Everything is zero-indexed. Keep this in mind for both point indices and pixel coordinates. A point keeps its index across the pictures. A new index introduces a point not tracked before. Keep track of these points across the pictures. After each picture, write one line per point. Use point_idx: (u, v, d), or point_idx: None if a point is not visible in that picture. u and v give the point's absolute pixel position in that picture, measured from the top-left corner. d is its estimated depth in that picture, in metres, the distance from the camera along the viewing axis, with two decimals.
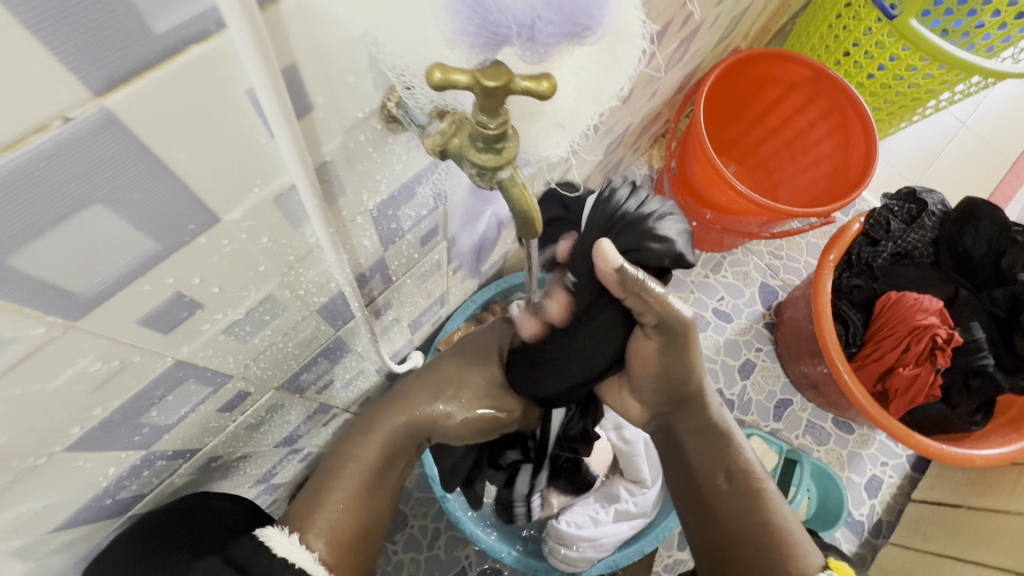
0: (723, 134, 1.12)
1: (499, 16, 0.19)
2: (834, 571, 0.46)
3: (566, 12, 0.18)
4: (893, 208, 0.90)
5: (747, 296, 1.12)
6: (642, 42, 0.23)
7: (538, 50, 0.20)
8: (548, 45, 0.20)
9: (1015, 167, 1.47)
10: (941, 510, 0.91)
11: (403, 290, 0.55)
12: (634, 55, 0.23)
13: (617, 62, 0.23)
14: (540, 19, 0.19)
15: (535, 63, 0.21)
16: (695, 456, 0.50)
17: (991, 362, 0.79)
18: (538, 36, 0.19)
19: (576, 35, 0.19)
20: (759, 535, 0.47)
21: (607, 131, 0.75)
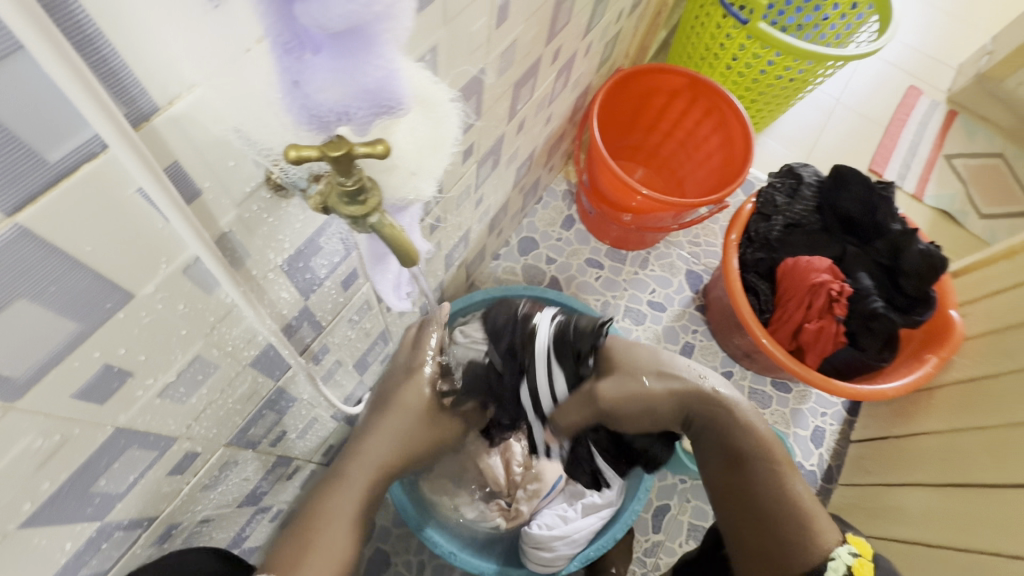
0: (625, 143, 1.23)
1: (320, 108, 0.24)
2: (851, 544, 0.57)
3: (370, 100, 0.24)
4: (776, 185, 1.00)
5: (675, 284, 1.21)
6: (451, 106, 0.31)
7: (360, 121, 0.25)
8: (366, 119, 0.25)
9: (889, 132, 1.66)
10: (874, 445, 1.00)
11: (336, 333, 0.59)
12: (451, 117, 0.31)
13: (439, 121, 0.30)
14: (349, 106, 0.24)
15: (365, 130, 0.26)
16: (716, 429, 0.62)
17: (880, 304, 0.89)
18: (354, 114, 0.25)
19: (386, 108, 0.25)
20: (783, 501, 0.59)
21: (510, 158, 0.82)
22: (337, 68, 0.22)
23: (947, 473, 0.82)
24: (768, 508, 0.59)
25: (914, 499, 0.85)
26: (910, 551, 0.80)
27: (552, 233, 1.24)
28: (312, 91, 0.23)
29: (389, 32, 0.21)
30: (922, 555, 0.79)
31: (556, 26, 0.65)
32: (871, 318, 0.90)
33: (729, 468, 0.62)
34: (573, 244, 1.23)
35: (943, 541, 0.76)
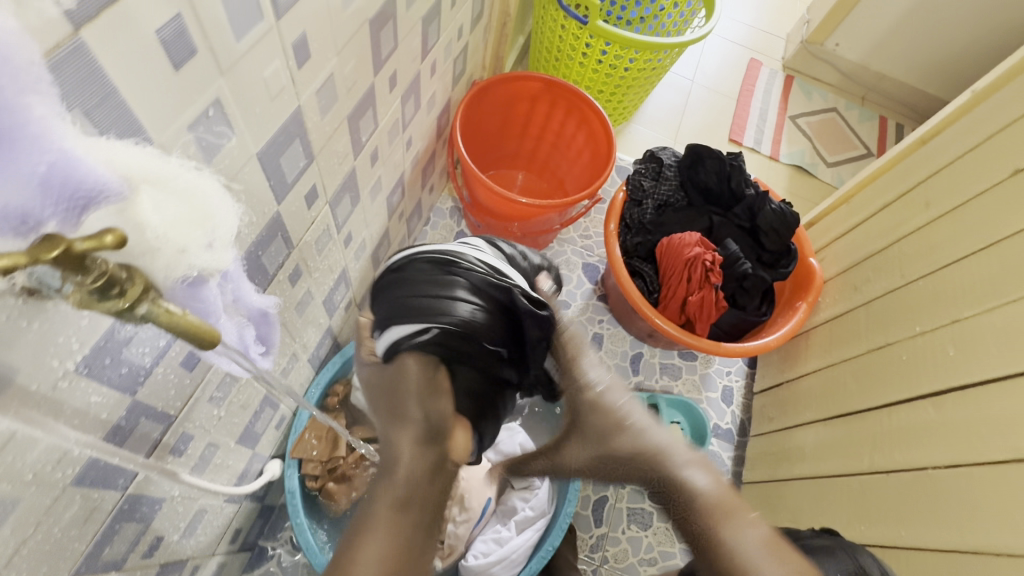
0: (501, 152, 1.25)
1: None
2: None
3: (57, 193, 0.22)
4: (642, 171, 1.05)
5: (574, 279, 1.24)
6: (192, 176, 0.28)
7: (63, 215, 0.23)
8: (70, 211, 0.23)
9: (740, 103, 1.82)
10: (772, 392, 1.08)
11: (197, 416, 0.54)
12: (197, 183, 0.28)
13: (187, 196, 0.28)
14: (31, 203, 0.22)
15: (78, 226, 0.24)
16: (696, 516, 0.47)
17: (747, 265, 0.98)
18: (47, 212, 0.22)
19: (89, 200, 0.23)
20: None
21: (372, 189, 0.80)
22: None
23: (831, 407, 0.90)
24: None
25: (808, 435, 0.93)
26: (812, 485, 0.87)
27: None
28: None
29: (35, 117, 0.20)
30: (820, 487, 0.85)
31: (382, 54, 0.64)
32: (743, 279, 0.98)
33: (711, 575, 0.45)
34: None
35: (836, 469, 0.83)
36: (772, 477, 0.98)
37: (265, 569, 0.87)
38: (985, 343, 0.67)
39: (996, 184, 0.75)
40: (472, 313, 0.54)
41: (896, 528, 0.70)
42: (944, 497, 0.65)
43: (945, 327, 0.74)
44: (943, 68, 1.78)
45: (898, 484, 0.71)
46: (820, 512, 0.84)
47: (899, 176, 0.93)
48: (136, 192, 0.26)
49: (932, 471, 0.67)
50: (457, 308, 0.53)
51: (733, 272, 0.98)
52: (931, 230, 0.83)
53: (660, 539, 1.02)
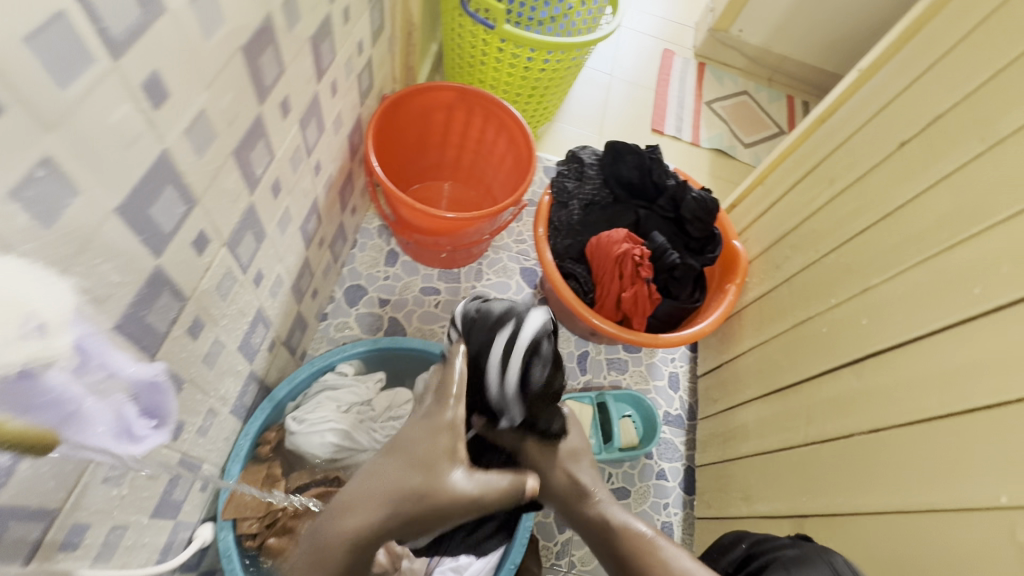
0: (423, 164, 1.21)
1: None
2: None
3: None
4: (564, 172, 1.05)
5: (513, 286, 1.23)
6: None
7: None
8: None
9: (658, 93, 1.86)
10: (714, 374, 1.11)
11: (90, 503, 0.48)
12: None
13: None
14: None
15: None
16: None
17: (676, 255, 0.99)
18: None
19: None
20: None
21: (281, 221, 0.75)
22: None
23: (767, 383, 0.93)
24: None
25: (749, 414, 0.95)
26: (757, 462, 0.90)
27: (377, 273, 1.18)
28: None
29: None
30: (764, 463, 0.88)
31: (265, 81, 0.59)
32: (673, 269, 1.00)
33: None
34: (403, 278, 1.19)
35: (776, 444, 0.87)
36: (721, 458, 1.00)
37: None
38: (891, 311, 0.71)
39: (887, 158, 0.79)
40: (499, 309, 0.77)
41: (830, 495, 0.73)
42: (869, 461, 0.68)
43: (856, 297, 0.77)
44: (838, 46, 1.90)
45: (830, 452, 0.75)
46: (765, 487, 0.86)
47: (803, 156, 0.98)
48: None
49: (857, 437, 0.71)
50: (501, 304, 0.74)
51: (662, 264, 1.00)
52: (835, 205, 0.87)
53: None
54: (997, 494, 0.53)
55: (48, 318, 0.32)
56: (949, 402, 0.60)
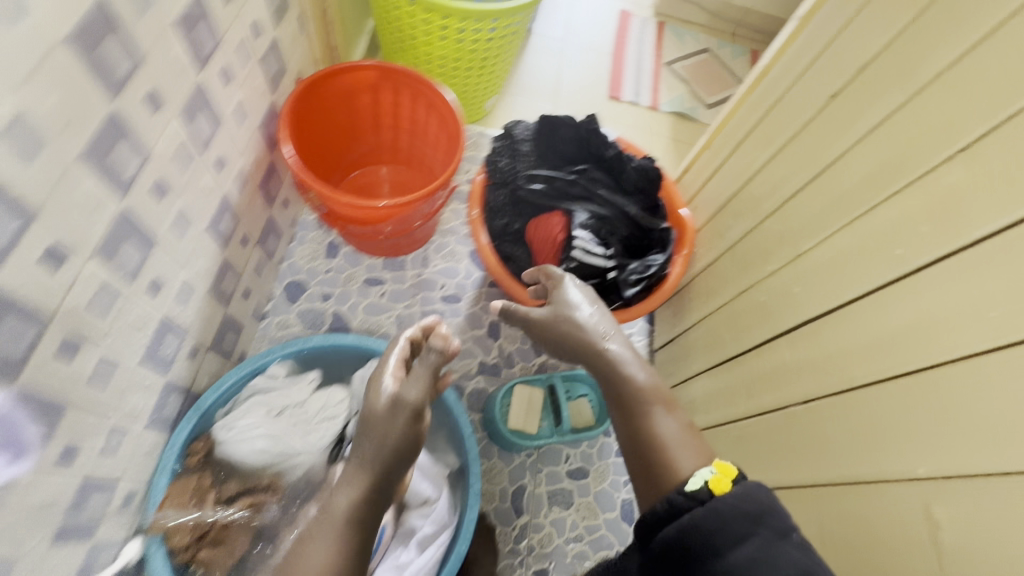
0: (358, 149, 1.16)
1: None
2: (717, 470, 0.53)
3: None
4: (498, 149, 0.99)
5: (463, 270, 1.19)
6: None
7: None
8: None
9: (614, 57, 1.78)
10: (666, 349, 1.08)
11: None
12: None
13: None
14: None
15: None
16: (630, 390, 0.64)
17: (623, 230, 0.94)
18: None
19: None
20: (659, 453, 0.58)
21: (176, 224, 0.71)
22: None
23: (712, 355, 0.91)
24: (649, 464, 0.58)
25: (702, 386, 0.93)
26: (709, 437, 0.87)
27: (318, 266, 1.14)
28: None
29: None
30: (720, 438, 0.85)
31: (113, 73, 0.54)
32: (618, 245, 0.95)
33: (636, 434, 0.61)
34: (345, 269, 1.15)
35: (723, 417, 0.85)
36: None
37: None
38: (818, 277, 0.67)
39: (820, 112, 0.73)
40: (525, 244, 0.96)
41: (778, 470, 0.71)
42: (806, 436, 0.66)
43: (791, 264, 0.74)
44: None
45: (772, 424, 0.73)
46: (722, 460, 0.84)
47: (743, 114, 0.93)
48: None
49: (797, 410, 0.68)
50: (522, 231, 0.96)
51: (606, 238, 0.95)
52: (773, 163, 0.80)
53: (583, 515, 1.01)
54: (915, 466, 0.51)
55: None
56: (873, 371, 0.57)
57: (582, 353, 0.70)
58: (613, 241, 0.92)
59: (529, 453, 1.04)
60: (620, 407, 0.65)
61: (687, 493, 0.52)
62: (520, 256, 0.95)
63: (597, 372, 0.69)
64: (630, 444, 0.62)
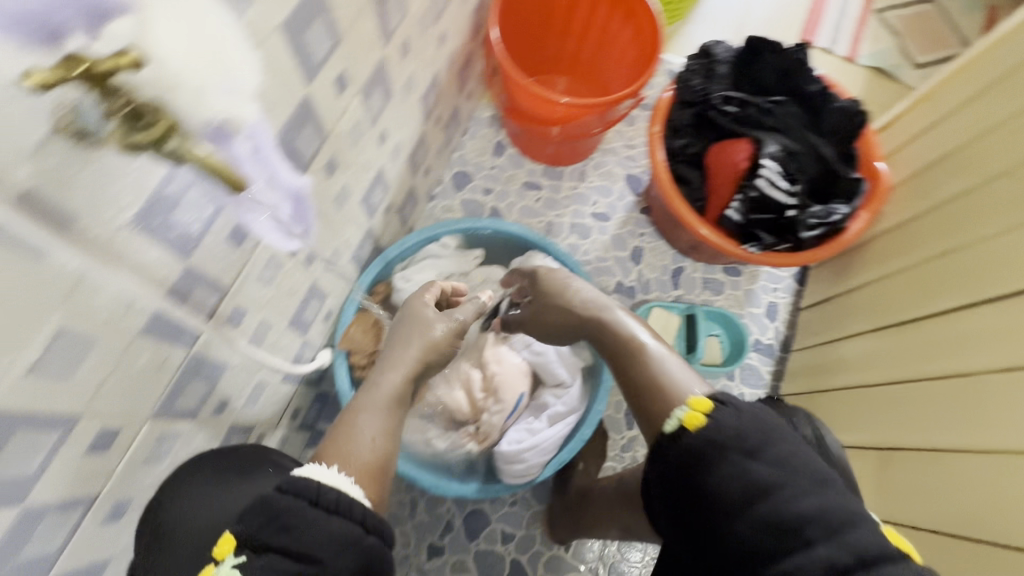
0: (543, 54, 1.17)
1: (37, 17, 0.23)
2: (693, 403, 0.55)
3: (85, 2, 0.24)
4: (693, 68, 0.96)
5: (616, 192, 1.20)
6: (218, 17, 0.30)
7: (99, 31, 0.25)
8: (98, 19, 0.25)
9: None
10: (819, 306, 1.04)
11: (247, 292, 0.58)
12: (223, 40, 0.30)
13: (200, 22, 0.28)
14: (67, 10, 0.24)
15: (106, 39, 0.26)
16: (616, 338, 0.66)
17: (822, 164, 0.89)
18: (82, 20, 0.25)
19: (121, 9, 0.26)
20: (648, 395, 0.59)
21: (405, 86, 0.78)
22: None
23: (884, 317, 0.87)
24: (643, 402, 0.60)
25: (848, 348, 0.92)
26: (821, 398, 0.94)
27: (484, 162, 1.20)
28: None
29: None
30: (841, 399, 0.90)
31: None
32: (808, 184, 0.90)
33: (629, 379, 0.62)
34: (507, 170, 1.20)
35: (881, 377, 0.83)
36: (800, 391, 1.00)
37: None
38: None
39: None
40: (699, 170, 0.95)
41: (897, 430, 0.78)
42: (976, 404, 0.66)
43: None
44: None
45: (945, 389, 0.71)
46: (833, 418, 0.91)
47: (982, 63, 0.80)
48: (162, 17, 0.26)
49: (931, 382, 0.74)
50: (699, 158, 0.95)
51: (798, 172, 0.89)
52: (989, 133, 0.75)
53: None
54: None
55: (237, 119, 0.33)
56: None
57: (585, 323, 0.70)
58: (800, 179, 0.88)
59: None
60: (613, 353, 0.65)
61: (668, 433, 0.55)
62: (692, 180, 0.94)
63: (587, 333, 0.70)
64: (636, 402, 0.61)
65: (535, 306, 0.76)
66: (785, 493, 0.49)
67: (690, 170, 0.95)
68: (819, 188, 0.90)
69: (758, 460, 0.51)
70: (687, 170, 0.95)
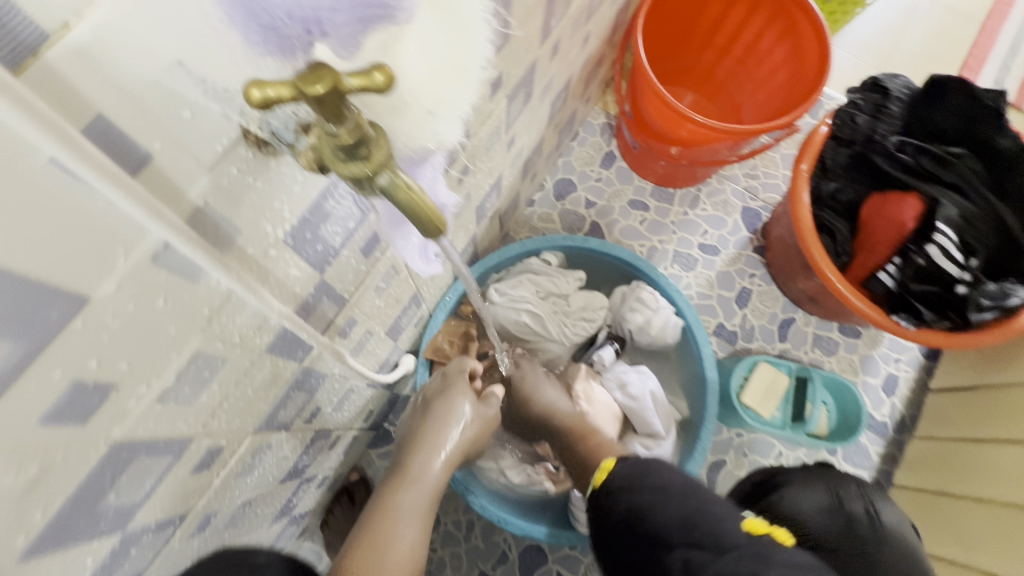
0: (672, 65, 1.07)
1: (275, 16, 0.18)
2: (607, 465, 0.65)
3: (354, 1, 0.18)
4: (858, 103, 0.84)
5: (730, 224, 1.09)
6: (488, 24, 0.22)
7: (346, 43, 0.19)
8: (353, 34, 0.19)
9: (986, 27, 1.38)
10: (959, 394, 0.90)
11: (362, 304, 0.53)
12: (482, 42, 0.22)
13: (461, 31, 0.21)
14: (324, 12, 0.18)
15: (352, 57, 0.20)
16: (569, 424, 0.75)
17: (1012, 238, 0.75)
18: (330, 29, 0.19)
19: (387, 17, 0.19)
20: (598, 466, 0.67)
21: (543, 90, 0.71)
22: None
23: None
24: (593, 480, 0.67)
25: (980, 452, 0.81)
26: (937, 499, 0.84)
27: (591, 173, 1.12)
28: None
29: None
30: (953, 509, 0.81)
31: None
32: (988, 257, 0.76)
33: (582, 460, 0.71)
34: (614, 185, 1.12)
35: None
36: (915, 485, 0.89)
37: (386, 449, 0.96)
38: None
39: None
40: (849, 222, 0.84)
41: (984, 554, 0.74)
42: None
43: None
44: None
45: None
46: (931, 528, 0.84)
47: None
48: (418, 25, 0.20)
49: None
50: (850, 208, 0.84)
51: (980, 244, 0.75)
52: None
53: None
54: None
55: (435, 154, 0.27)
56: None
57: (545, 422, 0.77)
58: (978, 251, 0.74)
59: (738, 433, 0.98)
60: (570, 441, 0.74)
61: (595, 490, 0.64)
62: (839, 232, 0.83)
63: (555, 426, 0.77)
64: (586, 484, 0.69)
65: (511, 402, 0.81)
66: (657, 510, 0.58)
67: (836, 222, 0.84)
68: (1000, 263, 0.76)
69: (636, 492, 0.60)
70: (836, 220, 0.84)
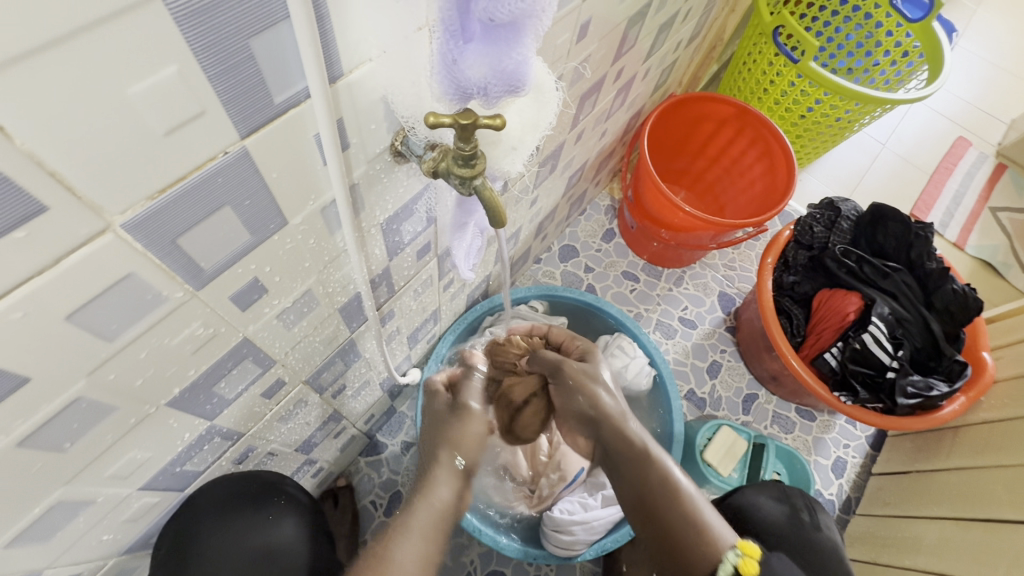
0: (671, 165, 1.28)
1: (467, 84, 0.31)
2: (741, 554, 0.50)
3: (506, 82, 0.31)
4: (816, 216, 1.02)
5: (707, 304, 1.25)
6: (554, 95, 0.38)
7: (491, 99, 0.33)
8: (497, 97, 0.33)
9: (934, 180, 1.63)
10: (896, 477, 1.01)
11: (402, 301, 0.66)
12: (554, 101, 0.38)
13: (543, 105, 0.38)
14: (490, 86, 0.32)
15: (490, 106, 0.34)
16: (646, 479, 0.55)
17: (938, 338, 0.90)
18: (490, 93, 0.32)
19: (515, 90, 0.32)
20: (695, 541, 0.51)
21: (564, 165, 0.88)
22: (486, 50, 0.30)
23: (971, 508, 0.84)
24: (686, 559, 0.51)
25: (916, 528, 0.90)
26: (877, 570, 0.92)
27: (592, 243, 1.30)
28: (465, 69, 0.30)
29: (531, 30, 0.29)
30: None
31: (624, 47, 0.69)
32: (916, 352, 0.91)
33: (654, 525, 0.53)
34: (611, 256, 1.28)
35: (954, 568, 0.80)
36: (859, 559, 0.97)
37: (376, 458, 1.02)
38: None
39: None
40: (802, 313, 1.00)
41: None
42: None
43: None
44: None
45: None
46: None
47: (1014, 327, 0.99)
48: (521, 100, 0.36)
49: None
50: (803, 301, 1.01)
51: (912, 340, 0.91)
52: None
53: None
54: None
55: (498, 176, 0.42)
56: None
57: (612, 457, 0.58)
58: (906, 344, 0.91)
59: None
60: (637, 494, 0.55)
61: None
62: (795, 318, 1.00)
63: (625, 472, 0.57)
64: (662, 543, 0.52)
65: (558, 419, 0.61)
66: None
67: (793, 313, 1.00)
68: (925, 361, 0.91)
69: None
70: (789, 309, 1.01)
